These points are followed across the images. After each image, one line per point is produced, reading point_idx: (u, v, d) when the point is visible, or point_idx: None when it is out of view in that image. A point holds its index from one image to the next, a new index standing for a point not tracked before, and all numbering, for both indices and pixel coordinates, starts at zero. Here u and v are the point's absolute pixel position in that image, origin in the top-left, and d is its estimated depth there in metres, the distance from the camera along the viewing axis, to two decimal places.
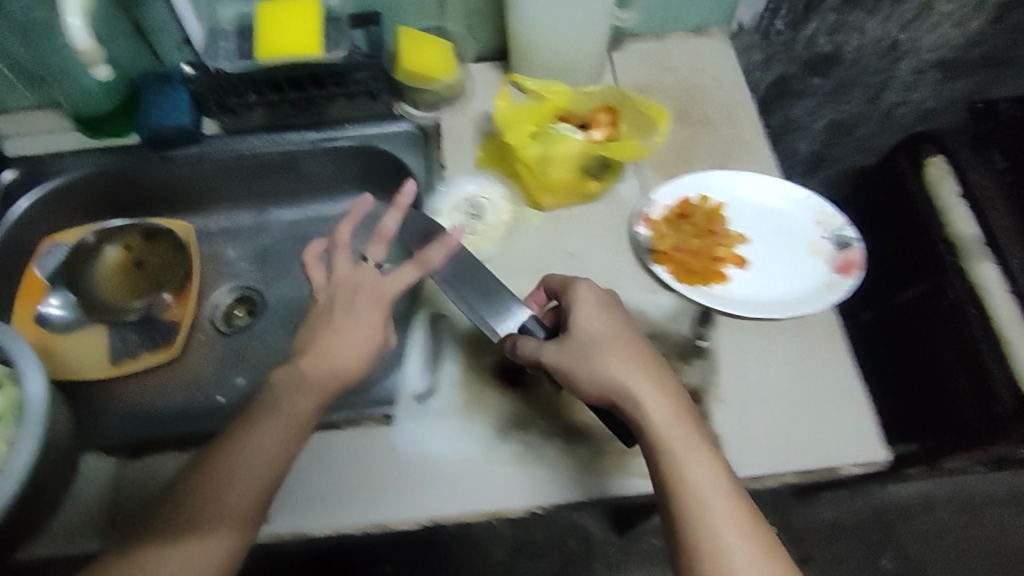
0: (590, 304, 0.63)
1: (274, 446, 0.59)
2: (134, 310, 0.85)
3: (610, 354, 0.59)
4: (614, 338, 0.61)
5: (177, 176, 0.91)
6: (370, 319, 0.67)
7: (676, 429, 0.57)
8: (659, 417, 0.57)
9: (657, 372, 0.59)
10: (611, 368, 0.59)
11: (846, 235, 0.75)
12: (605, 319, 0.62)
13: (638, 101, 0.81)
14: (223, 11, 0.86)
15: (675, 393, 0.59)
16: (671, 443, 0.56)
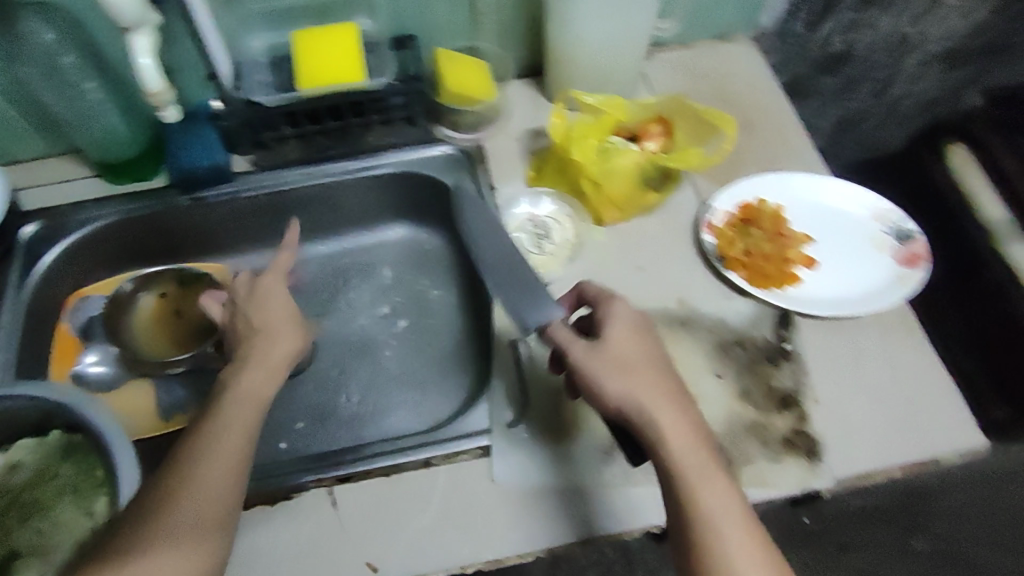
0: (619, 331, 0.58)
1: (240, 449, 0.55)
2: (180, 362, 0.80)
3: (624, 381, 0.55)
4: (640, 361, 0.57)
5: (209, 218, 0.87)
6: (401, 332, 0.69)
7: (693, 455, 0.53)
8: (677, 442, 0.53)
9: (676, 399, 0.55)
10: (633, 389, 0.55)
11: (907, 228, 0.77)
12: (638, 341, 0.58)
13: (695, 109, 0.80)
14: (253, 44, 0.83)
15: (691, 419, 0.55)
16: (690, 470, 0.52)
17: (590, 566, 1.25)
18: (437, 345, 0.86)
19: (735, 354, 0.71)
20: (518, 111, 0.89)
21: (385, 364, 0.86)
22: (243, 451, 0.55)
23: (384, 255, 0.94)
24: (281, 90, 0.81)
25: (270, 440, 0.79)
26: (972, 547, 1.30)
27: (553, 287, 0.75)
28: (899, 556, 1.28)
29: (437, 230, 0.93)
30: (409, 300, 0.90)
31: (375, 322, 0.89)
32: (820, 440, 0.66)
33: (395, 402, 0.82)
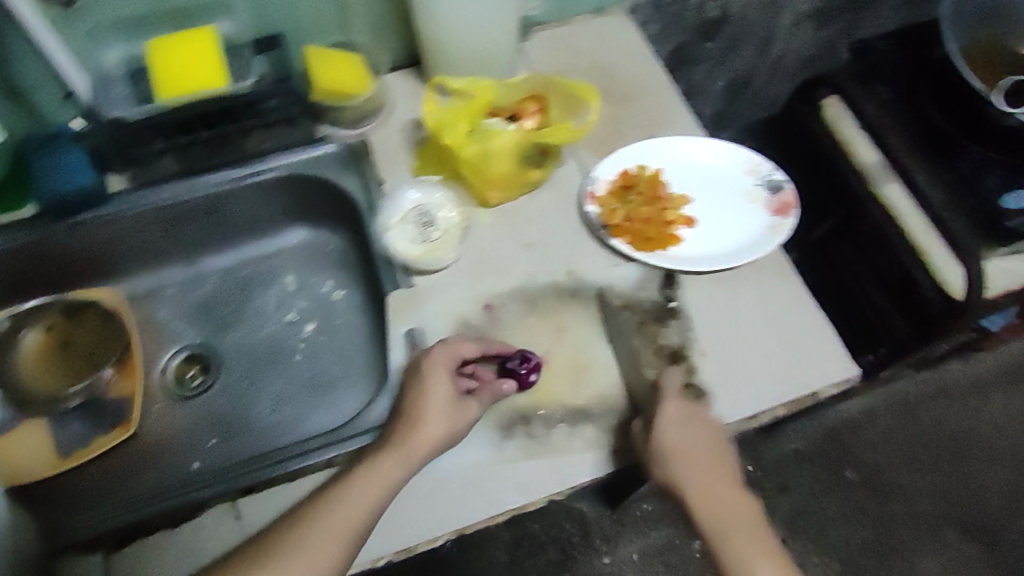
0: (699, 408, 0.66)
1: (361, 505, 0.60)
2: (74, 396, 0.79)
3: (710, 447, 0.65)
4: (695, 442, 0.64)
5: (92, 242, 0.83)
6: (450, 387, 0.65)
7: (733, 498, 0.66)
8: (727, 501, 0.66)
9: (725, 452, 0.66)
10: (706, 497, 0.66)
11: (776, 178, 0.82)
12: (709, 426, 0.66)
13: (565, 84, 0.83)
14: (108, 57, 0.80)
15: (730, 465, 0.67)
16: (733, 530, 0.65)
17: (549, 542, 1.26)
18: (345, 344, 0.85)
19: (623, 317, 0.73)
20: (398, 105, 0.88)
21: (296, 370, 0.84)
22: (349, 520, 0.60)
23: (289, 261, 0.91)
24: (142, 100, 0.80)
25: (181, 461, 0.79)
26: (896, 473, 1.33)
27: (446, 273, 0.76)
28: (835, 487, 1.31)
29: (332, 228, 0.90)
30: (314, 303, 0.88)
31: (283, 329, 0.87)
32: (708, 389, 0.69)
33: (308, 407, 0.81)
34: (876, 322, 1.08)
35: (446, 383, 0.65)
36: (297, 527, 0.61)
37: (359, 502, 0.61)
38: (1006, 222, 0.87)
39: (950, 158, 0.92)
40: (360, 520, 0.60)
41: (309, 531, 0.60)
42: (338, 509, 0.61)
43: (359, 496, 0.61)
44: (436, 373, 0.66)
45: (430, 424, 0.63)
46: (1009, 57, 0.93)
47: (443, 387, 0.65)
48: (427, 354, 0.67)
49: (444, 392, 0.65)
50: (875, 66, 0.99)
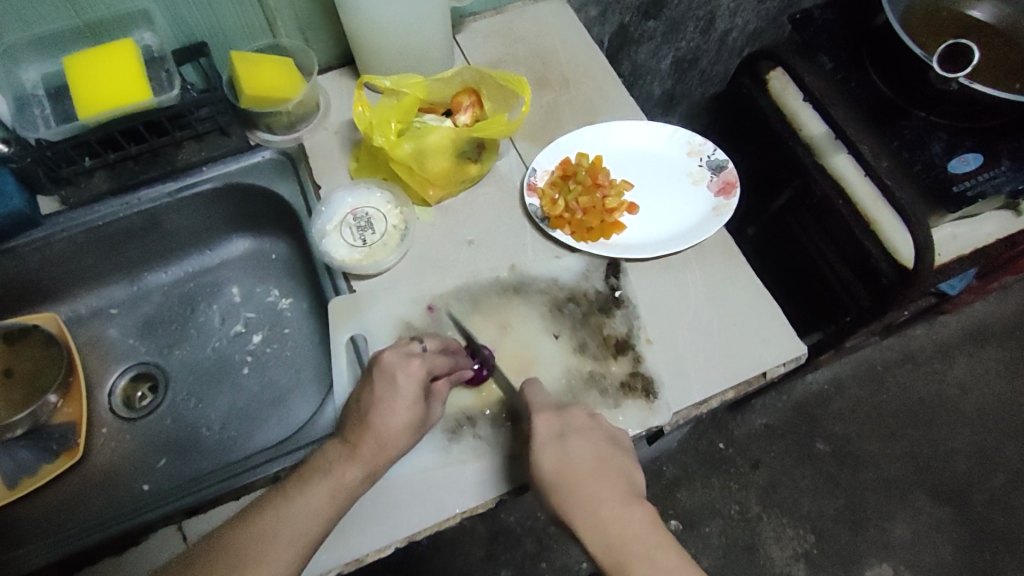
0: (579, 421, 0.62)
1: (320, 513, 0.58)
2: (19, 424, 0.75)
3: (597, 468, 0.59)
4: (575, 465, 0.59)
5: (25, 267, 0.80)
6: (410, 392, 0.61)
7: (636, 518, 0.57)
8: (621, 526, 0.56)
9: (614, 466, 0.60)
10: (603, 518, 0.57)
11: (717, 158, 0.81)
12: (590, 441, 0.60)
13: (495, 75, 0.81)
14: (26, 75, 0.77)
15: (625, 481, 0.59)
16: (637, 553, 0.55)
17: (525, 534, 1.27)
18: (295, 354, 0.84)
19: (568, 310, 0.73)
20: (335, 103, 0.87)
21: (245, 383, 0.83)
22: (309, 528, 0.58)
23: (232, 273, 0.90)
24: (64, 120, 0.77)
25: (132, 483, 0.78)
26: (866, 441, 1.34)
27: (387, 275, 0.75)
28: (806, 459, 1.33)
29: (275, 236, 0.89)
30: (261, 313, 0.88)
31: (229, 342, 0.86)
32: (655, 377, 0.68)
33: (259, 420, 0.81)
34: (840, 294, 1.05)
35: (415, 390, 0.61)
36: (255, 536, 0.58)
37: (312, 510, 0.58)
38: (954, 187, 0.83)
39: (896, 125, 0.90)
40: (320, 527, 0.58)
41: (269, 542, 0.57)
42: (297, 518, 0.58)
43: (314, 505, 0.59)
44: (412, 373, 0.61)
45: (395, 425, 0.60)
46: (950, 16, 0.92)
47: (414, 389, 0.61)
48: (391, 359, 0.62)
49: (411, 391, 0.61)
50: (818, 36, 0.98)
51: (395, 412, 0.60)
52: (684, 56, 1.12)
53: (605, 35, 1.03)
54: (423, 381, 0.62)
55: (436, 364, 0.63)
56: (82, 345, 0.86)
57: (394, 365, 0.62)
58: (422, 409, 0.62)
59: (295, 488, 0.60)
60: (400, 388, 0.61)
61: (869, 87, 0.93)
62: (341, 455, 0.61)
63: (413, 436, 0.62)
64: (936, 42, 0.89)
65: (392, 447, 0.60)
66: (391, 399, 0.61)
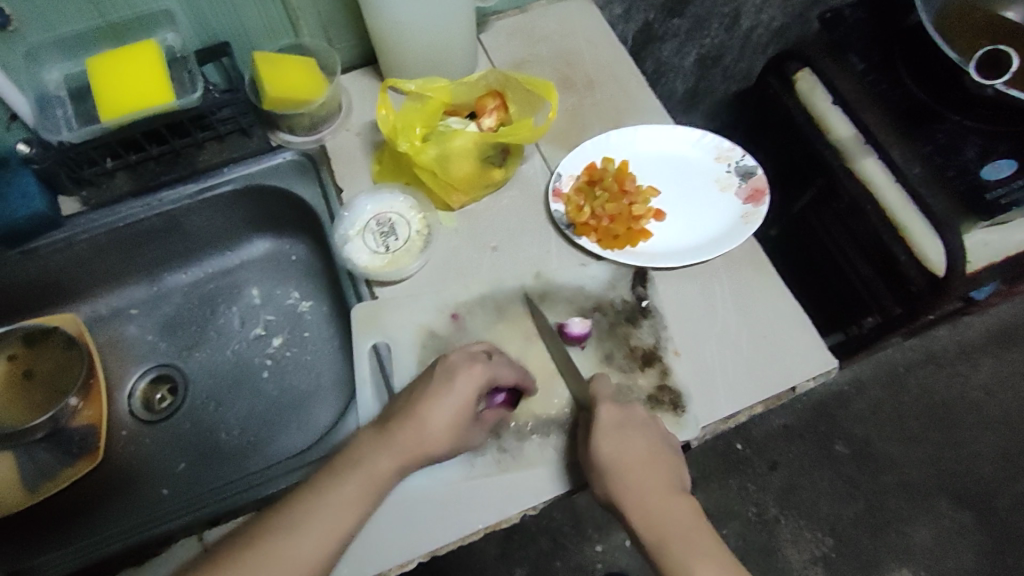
0: (637, 417, 0.62)
1: (354, 506, 0.57)
2: (38, 427, 0.77)
3: (651, 460, 0.60)
4: (632, 455, 0.60)
5: (47, 269, 0.80)
6: (467, 389, 0.60)
7: (678, 508, 0.59)
8: (666, 513, 0.59)
9: (664, 458, 0.61)
10: (646, 502, 0.59)
11: (747, 164, 0.79)
12: (647, 438, 0.61)
13: (522, 79, 0.80)
14: (50, 76, 0.76)
15: (671, 474, 0.61)
16: (676, 536, 0.58)
17: (540, 533, 1.27)
18: (315, 358, 0.84)
19: (595, 320, 0.71)
20: (356, 103, 0.86)
21: (264, 387, 0.83)
22: (342, 521, 0.56)
23: (251, 273, 0.89)
24: (86, 122, 0.77)
25: (153, 487, 0.78)
26: (887, 444, 1.33)
27: (410, 282, 0.74)
28: (825, 462, 1.32)
29: (295, 238, 0.88)
30: (281, 316, 0.87)
31: (248, 345, 0.86)
32: (683, 392, 0.67)
33: (279, 425, 0.80)
34: (861, 294, 1.04)
35: (467, 390, 0.60)
36: (284, 528, 0.56)
37: (348, 503, 0.57)
38: (987, 194, 0.82)
39: (929, 130, 0.87)
40: (355, 519, 0.57)
41: (301, 535, 0.55)
42: (332, 511, 0.56)
43: (349, 498, 0.57)
44: (472, 376, 0.61)
45: (442, 423, 0.59)
46: (985, 17, 0.89)
47: (471, 392, 0.60)
48: (449, 350, 0.63)
49: (467, 390, 0.60)
50: (849, 35, 0.95)
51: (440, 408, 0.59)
52: (708, 54, 1.10)
53: (629, 32, 1.01)
54: (481, 385, 0.61)
55: (497, 372, 0.63)
56: (102, 346, 0.86)
57: (458, 365, 0.62)
58: (472, 410, 0.61)
59: (327, 480, 0.58)
60: (458, 389, 0.60)
61: (902, 90, 0.91)
62: (379, 446, 0.59)
63: (457, 436, 0.60)
64: (971, 44, 0.87)
65: (428, 449, 0.59)
66: (446, 393, 0.60)
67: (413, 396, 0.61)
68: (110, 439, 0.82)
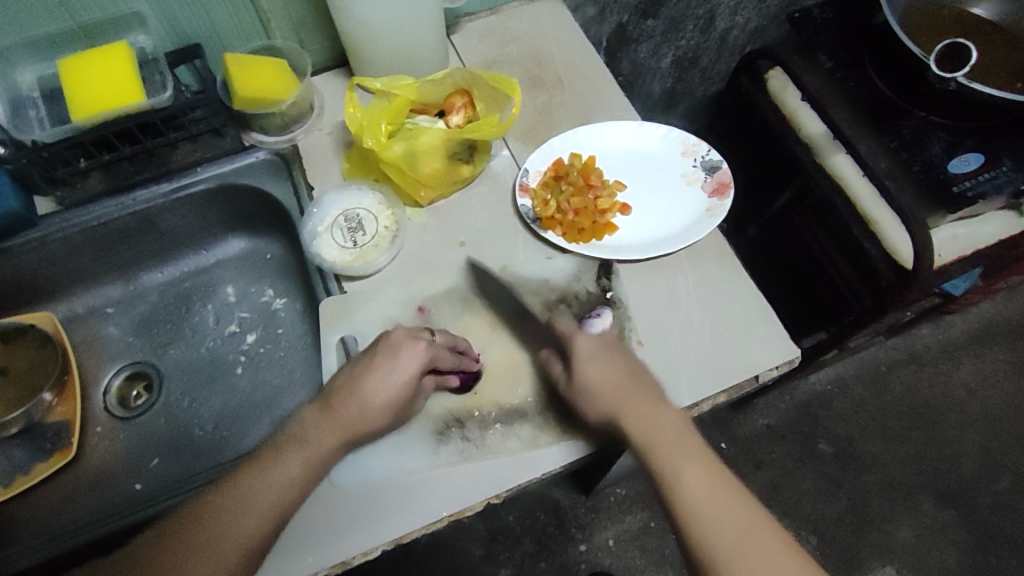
0: (614, 345, 0.65)
1: (298, 482, 0.59)
2: (12, 423, 0.77)
3: (633, 377, 0.63)
4: (613, 380, 0.62)
5: (21, 267, 0.81)
6: (406, 369, 0.62)
7: (664, 413, 0.61)
8: (652, 419, 0.60)
9: (645, 373, 0.64)
10: (640, 415, 0.61)
11: (712, 158, 0.80)
12: (625, 361, 0.64)
13: (488, 77, 0.81)
14: (23, 76, 0.77)
15: (654, 385, 0.63)
16: (664, 441, 0.59)
17: (524, 534, 1.26)
18: (288, 354, 0.85)
19: (559, 312, 0.72)
20: (329, 102, 0.87)
21: (237, 383, 0.84)
22: (281, 498, 0.58)
23: (227, 272, 0.90)
24: (59, 122, 0.78)
25: (125, 483, 0.78)
26: (870, 442, 1.33)
27: (377, 277, 0.75)
28: (809, 461, 1.31)
29: (270, 236, 0.89)
30: (254, 313, 0.88)
31: (223, 342, 0.86)
32: None
33: (251, 419, 0.81)
34: (844, 295, 1.02)
35: (412, 367, 0.62)
36: (230, 505, 0.58)
37: (289, 481, 0.59)
38: (953, 187, 0.82)
39: (895, 125, 0.88)
40: (291, 497, 0.58)
41: (245, 511, 0.57)
42: (276, 487, 0.58)
43: (290, 473, 0.59)
44: (416, 355, 0.62)
45: (379, 399, 0.61)
46: (951, 14, 0.91)
47: (413, 370, 0.62)
48: (397, 329, 0.64)
49: (407, 372, 0.62)
50: (817, 35, 0.97)
51: (377, 387, 0.61)
52: (684, 55, 1.11)
53: (604, 33, 1.02)
54: (423, 366, 0.62)
55: (438, 356, 0.64)
56: (77, 344, 0.87)
57: (400, 342, 0.62)
58: (410, 392, 0.62)
59: (270, 458, 0.60)
60: (399, 365, 0.62)
61: (868, 87, 0.92)
62: (319, 420, 0.61)
63: (393, 414, 0.62)
64: (935, 41, 0.88)
65: (372, 423, 0.61)
66: (387, 371, 0.61)
67: (355, 372, 0.62)
68: (84, 435, 0.82)
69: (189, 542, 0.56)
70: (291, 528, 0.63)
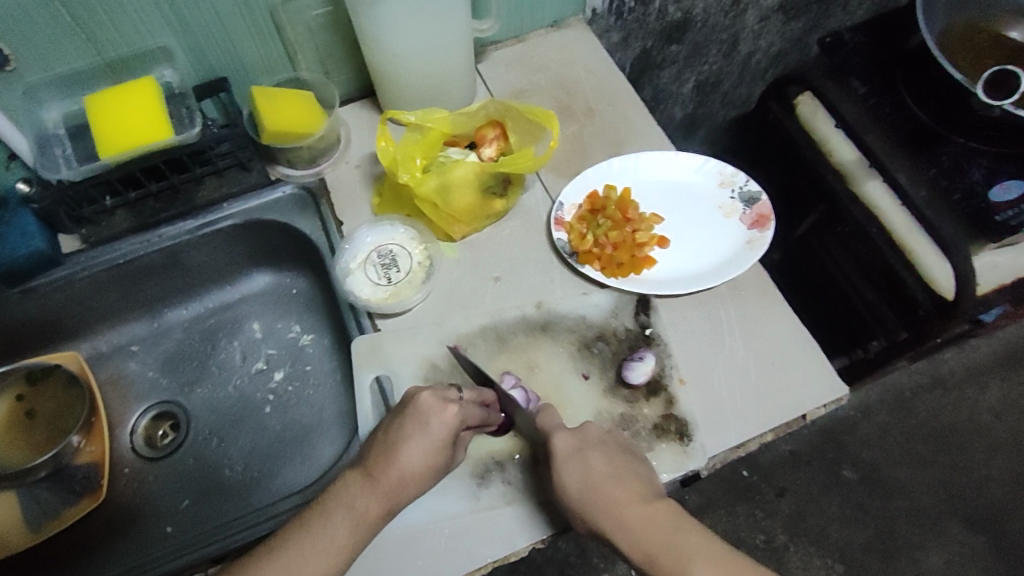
0: (588, 437, 0.62)
1: (344, 544, 0.56)
2: (41, 467, 0.75)
3: (614, 475, 0.59)
4: (596, 477, 0.59)
5: (47, 307, 0.79)
6: (439, 436, 0.60)
7: (654, 513, 0.57)
8: (640, 519, 0.56)
9: (630, 471, 0.60)
10: (624, 519, 0.56)
11: (751, 189, 0.79)
12: (607, 455, 0.61)
13: (523, 109, 0.80)
14: (49, 115, 0.76)
15: (638, 481, 0.59)
16: (661, 542, 0.55)
17: (546, 564, 1.23)
18: (317, 392, 0.83)
19: (597, 349, 0.71)
20: (356, 135, 0.86)
21: (266, 422, 0.82)
22: (326, 566, 0.55)
23: (252, 308, 0.88)
24: (86, 159, 0.76)
25: (156, 526, 0.77)
26: (895, 468, 1.30)
27: (413, 315, 0.74)
28: (834, 488, 1.29)
29: (296, 271, 0.87)
30: (282, 350, 0.86)
31: (250, 380, 0.85)
32: (688, 421, 0.66)
33: (282, 460, 0.79)
34: (865, 318, 1.02)
35: (444, 432, 0.60)
36: (276, 574, 0.55)
37: (338, 534, 0.56)
38: (996, 216, 0.81)
39: (933, 150, 0.87)
40: (340, 560, 0.56)
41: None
42: (323, 547, 0.56)
43: (339, 539, 0.56)
44: (447, 421, 0.60)
45: (416, 467, 0.59)
46: (987, 38, 0.89)
47: (445, 436, 0.60)
48: (418, 393, 0.61)
49: (441, 437, 0.60)
50: (849, 59, 0.96)
51: (414, 451, 0.59)
52: (706, 79, 1.10)
53: (627, 60, 1.01)
54: (456, 429, 0.60)
55: (470, 415, 0.62)
56: (103, 383, 0.85)
57: (429, 408, 0.60)
58: (447, 455, 0.61)
59: (317, 519, 0.57)
60: (432, 432, 0.59)
61: (902, 111, 0.91)
62: (364, 486, 0.58)
63: (432, 477, 0.61)
64: (971, 65, 0.87)
65: (417, 485, 0.59)
66: (420, 439, 0.59)
67: (387, 440, 0.60)
68: (113, 477, 0.80)
69: None
70: None
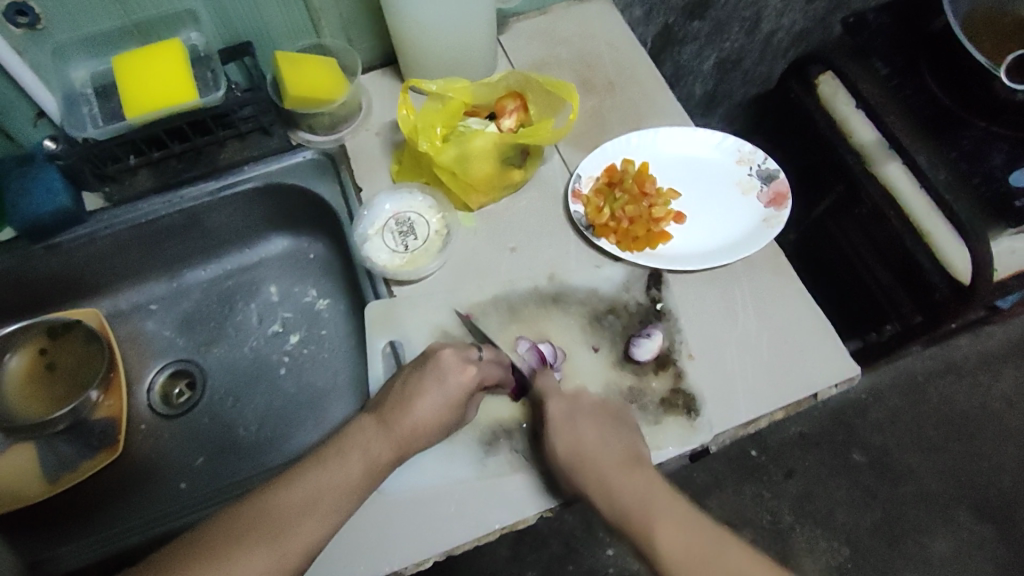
0: (586, 404, 0.64)
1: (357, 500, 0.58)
2: (59, 420, 0.77)
3: (606, 443, 0.60)
4: (593, 443, 0.60)
5: (69, 263, 0.81)
6: (454, 393, 0.62)
7: (642, 484, 0.58)
8: (628, 489, 0.58)
9: (617, 437, 0.61)
10: (612, 488, 0.58)
11: (769, 167, 0.79)
12: (608, 424, 0.62)
13: (545, 82, 0.81)
14: (76, 74, 0.77)
15: (629, 450, 0.61)
16: (644, 514, 0.56)
17: (552, 536, 1.25)
18: (332, 356, 0.84)
19: (608, 322, 0.72)
20: (377, 104, 0.86)
21: (281, 385, 0.83)
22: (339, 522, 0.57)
23: (270, 271, 0.90)
24: (111, 119, 0.77)
25: (171, 481, 0.79)
26: (905, 453, 1.31)
27: (428, 282, 0.75)
28: (843, 470, 1.30)
29: (313, 236, 0.88)
30: (298, 313, 0.87)
31: (267, 342, 0.86)
32: (696, 394, 0.67)
33: (296, 421, 0.81)
34: (880, 301, 1.01)
35: (459, 389, 0.62)
36: None
37: (350, 482, 0.58)
38: (1015, 202, 0.80)
39: (954, 134, 0.87)
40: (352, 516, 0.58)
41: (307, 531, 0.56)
42: (337, 501, 0.57)
43: (351, 496, 0.58)
44: (466, 378, 0.62)
45: (430, 419, 0.61)
46: (1014, 22, 0.88)
47: (460, 394, 0.62)
48: (437, 351, 0.63)
49: (457, 394, 0.62)
50: (872, 40, 0.95)
51: (431, 404, 0.61)
52: (727, 57, 1.09)
53: (648, 35, 1.00)
54: (472, 388, 0.62)
55: (487, 374, 0.64)
56: (122, 341, 0.87)
57: (450, 365, 0.62)
58: (459, 412, 0.63)
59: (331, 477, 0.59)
60: (449, 388, 0.61)
61: (925, 95, 0.90)
62: (376, 449, 0.59)
63: (443, 431, 0.63)
64: (997, 51, 0.86)
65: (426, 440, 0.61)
66: (437, 393, 0.61)
67: (404, 391, 0.62)
68: (130, 432, 0.82)
69: (253, 536, 0.54)
70: (344, 537, 0.62)
